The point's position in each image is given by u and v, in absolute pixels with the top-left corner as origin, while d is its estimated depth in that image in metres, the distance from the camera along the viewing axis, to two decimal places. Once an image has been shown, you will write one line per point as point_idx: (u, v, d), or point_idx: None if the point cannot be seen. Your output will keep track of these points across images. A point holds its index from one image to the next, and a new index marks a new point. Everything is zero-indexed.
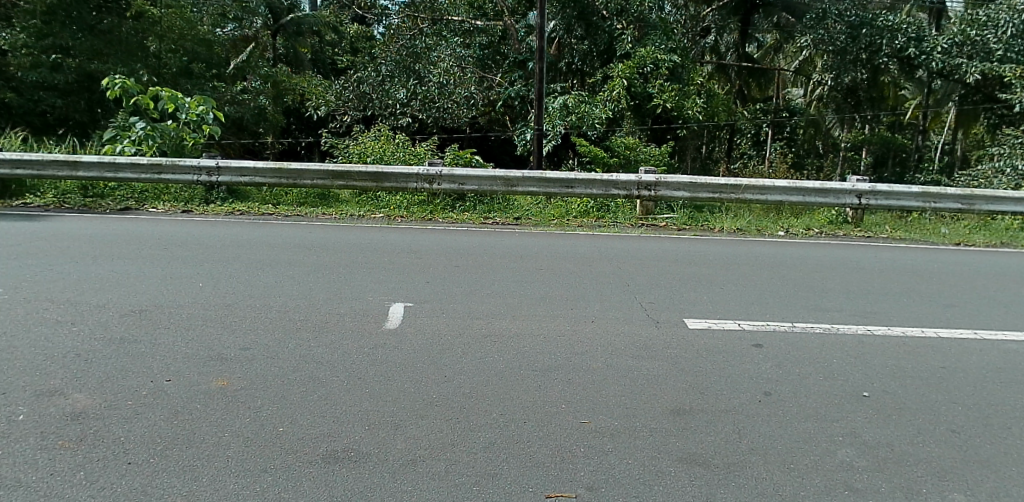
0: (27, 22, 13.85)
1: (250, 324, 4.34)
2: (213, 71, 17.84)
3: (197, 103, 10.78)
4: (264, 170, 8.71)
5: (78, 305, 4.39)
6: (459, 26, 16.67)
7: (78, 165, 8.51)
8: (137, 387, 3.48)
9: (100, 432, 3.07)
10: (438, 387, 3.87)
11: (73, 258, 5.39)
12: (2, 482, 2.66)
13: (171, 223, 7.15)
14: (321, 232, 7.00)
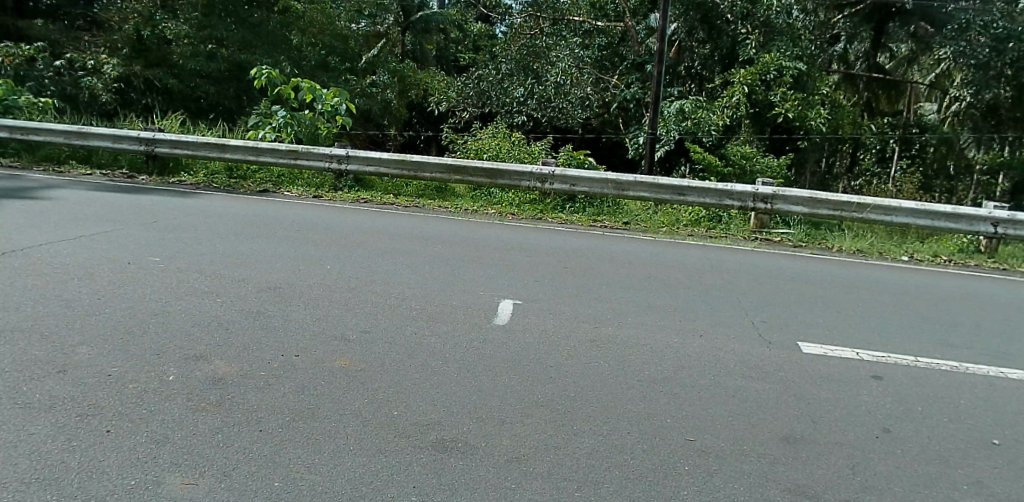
0: (190, 15, 15.56)
1: (370, 309, 4.48)
2: (346, 65, 18.92)
3: (332, 95, 11.39)
4: (388, 160, 9.02)
5: (225, 276, 4.73)
6: (580, 27, 17.05)
7: (225, 148, 9.24)
8: (269, 359, 3.68)
9: (237, 399, 3.30)
10: (546, 388, 3.84)
11: (222, 234, 5.81)
12: (154, 437, 2.93)
13: (297, 206, 7.60)
14: (434, 225, 7.18)
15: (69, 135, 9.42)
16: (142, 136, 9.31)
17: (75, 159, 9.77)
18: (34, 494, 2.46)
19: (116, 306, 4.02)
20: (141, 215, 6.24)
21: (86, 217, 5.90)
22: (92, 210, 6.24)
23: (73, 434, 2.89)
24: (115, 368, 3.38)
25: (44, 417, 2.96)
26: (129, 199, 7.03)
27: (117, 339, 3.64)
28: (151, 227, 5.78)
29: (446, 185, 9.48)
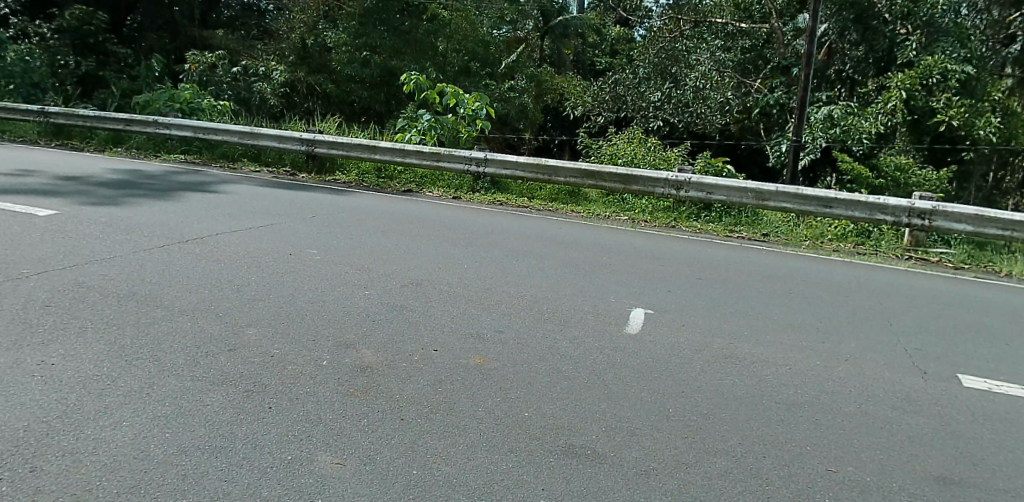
0: (348, 24, 18.08)
1: (506, 309, 4.55)
2: (486, 71, 20.62)
3: (474, 100, 11.82)
4: (523, 164, 9.17)
5: (373, 270, 5.00)
6: (722, 28, 16.38)
7: (376, 149, 9.77)
8: (411, 351, 3.85)
9: (381, 387, 3.48)
10: (679, 403, 3.68)
11: (368, 230, 6.17)
12: (308, 416, 3.16)
13: (437, 206, 7.95)
14: (570, 228, 7.25)
15: (242, 135, 10.49)
16: (303, 136, 10.09)
17: (246, 157, 10.81)
18: (208, 460, 2.75)
19: (281, 293, 4.37)
20: (300, 210, 6.77)
21: (253, 211, 6.45)
22: (262, 204, 6.85)
23: (239, 407, 3.18)
24: (275, 350, 3.66)
25: (216, 390, 3.28)
26: (291, 194, 7.66)
27: (278, 324, 3.94)
28: (308, 222, 6.25)
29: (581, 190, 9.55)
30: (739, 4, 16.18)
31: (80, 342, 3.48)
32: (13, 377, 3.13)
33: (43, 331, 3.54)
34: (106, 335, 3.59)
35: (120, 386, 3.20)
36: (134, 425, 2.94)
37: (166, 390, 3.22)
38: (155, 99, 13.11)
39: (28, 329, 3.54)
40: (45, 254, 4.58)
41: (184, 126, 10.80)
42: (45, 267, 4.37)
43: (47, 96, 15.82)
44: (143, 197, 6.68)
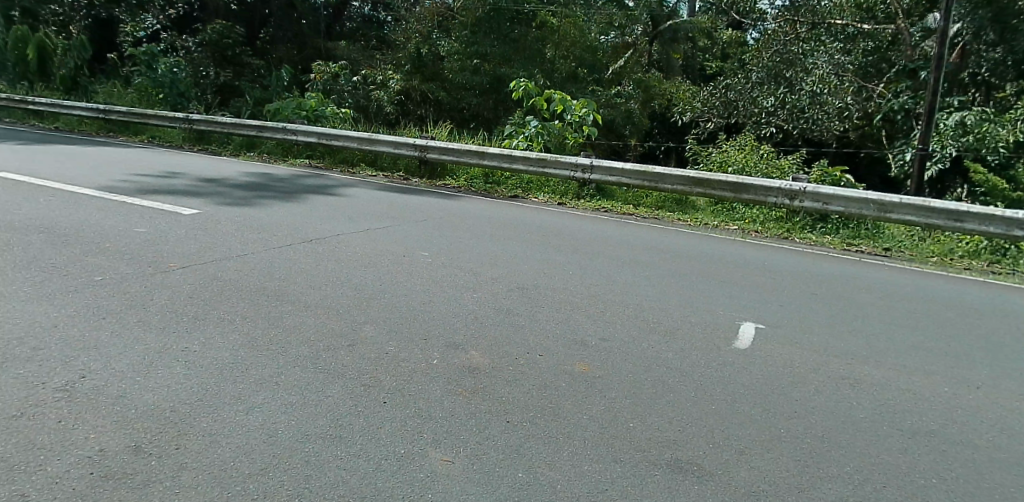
0: (461, 33, 19.48)
1: (614, 319, 4.51)
2: (593, 76, 21.41)
3: (581, 106, 11.99)
4: (631, 171, 9.13)
5: (482, 274, 5.10)
6: (842, 30, 15.77)
7: (484, 155, 9.99)
8: (517, 355, 3.90)
9: (488, 389, 3.55)
10: (789, 423, 3.49)
11: (478, 234, 6.32)
12: (417, 414, 3.26)
13: (544, 212, 8.07)
14: (676, 237, 7.15)
15: (361, 142, 10.97)
16: (417, 143, 10.49)
17: (363, 162, 11.31)
18: (330, 448, 2.92)
19: (393, 292, 4.56)
20: (413, 213, 7.05)
21: (368, 214, 6.76)
22: (378, 207, 7.20)
23: (353, 401, 3.33)
24: (389, 348, 3.81)
25: (336, 383, 3.46)
26: (400, 197, 8.00)
27: (393, 323, 4.10)
28: (419, 225, 6.49)
29: (689, 198, 9.34)
30: (862, 5, 15.64)
31: (218, 332, 3.78)
32: (164, 359, 3.45)
33: (188, 320, 3.87)
34: (241, 325, 3.88)
35: (252, 373, 3.44)
36: (263, 412, 3.16)
37: (292, 379, 3.43)
38: (284, 107, 13.90)
39: (176, 317, 3.89)
40: (189, 250, 5.02)
41: (309, 132, 11.46)
42: (190, 261, 4.79)
43: (188, 104, 17.39)
44: (272, 198, 7.18)
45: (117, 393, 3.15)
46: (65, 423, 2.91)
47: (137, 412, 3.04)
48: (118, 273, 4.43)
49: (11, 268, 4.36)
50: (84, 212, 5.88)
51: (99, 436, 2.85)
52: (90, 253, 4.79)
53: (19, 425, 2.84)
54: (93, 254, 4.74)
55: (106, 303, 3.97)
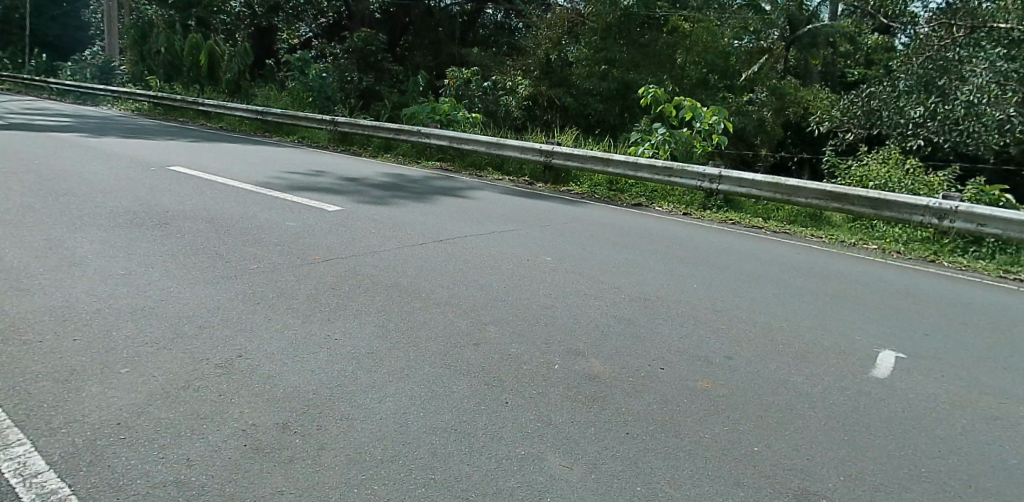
0: (590, 39, 19.60)
1: (744, 338, 4.36)
2: (724, 82, 21.45)
3: (711, 114, 11.75)
4: (762, 182, 8.76)
5: (607, 283, 5.08)
6: (1006, 35, 14.10)
7: (609, 162, 9.98)
8: (639, 367, 3.86)
9: (611, 399, 3.52)
10: (934, 459, 3.16)
11: (605, 242, 6.32)
12: (538, 417, 3.30)
13: (669, 221, 7.92)
14: (806, 253, 6.80)
15: (489, 146, 11.27)
16: (543, 148, 10.56)
17: (490, 165, 11.57)
18: (455, 443, 3.01)
19: (518, 296, 4.64)
20: (540, 217, 7.18)
21: (494, 216, 6.94)
22: (505, 210, 7.38)
23: (478, 399, 3.42)
24: (513, 350, 3.90)
25: (461, 380, 3.56)
26: (523, 201, 8.16)
27: (518, 326, 4.17)
28: (543, 229, 6.57)
29: (823, 213, 8.80)
30: None
31: (356, 323, 4.01)
32: (309, 345, 3.70)
33: (330, 310, 4.14)
34: (374, 317, 4.10)
35: (385, 365, 3.62)
36: (392, 402, 3.32)
37: (421, 374, 3.58)
38: (419, 111, 14.50)
39: (320, 306, 4.17)
40: (331, 244, 5.38)
41: (441, 136, 11.88)
42: (333, 254, 5.13)
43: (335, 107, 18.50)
44: (406, 198, 7.56)
45: (267, 372, 3.43)
46: (224, 396, 3.21)
47: (284, 392, 3.29)
48: (272, 262, 4.84)
49: (186, 254, 4.88)
50: (244, 205, 6.50)
51: (252, 411, 3.13)
52: (250, 242, 5.28)
53: (189, 396, 3.18)
54: (251, 244, 5.21)
55: (260, 289, 4.35)
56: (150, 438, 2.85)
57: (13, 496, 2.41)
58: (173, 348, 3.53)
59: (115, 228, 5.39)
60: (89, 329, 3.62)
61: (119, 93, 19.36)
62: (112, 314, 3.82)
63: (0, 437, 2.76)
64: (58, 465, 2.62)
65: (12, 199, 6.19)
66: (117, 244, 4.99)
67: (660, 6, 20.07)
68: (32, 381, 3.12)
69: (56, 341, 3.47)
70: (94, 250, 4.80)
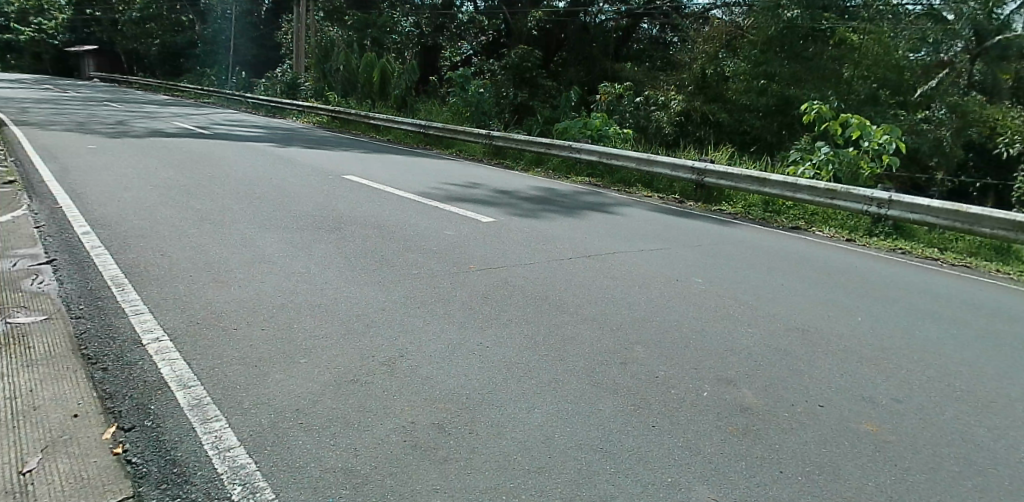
0: (750, 53, 19.95)
1: (918, 383, 3.94)
2: (897, 99, 19.84)
3: (883, 132, 10.58)
4: (938, 209, 7.79)
5: (765, 312, 4.83)
6: None
7: (766, 182, 9.51)
8: (793, 401, 3.64)
9: (762, 432, 3.31)
10: None
11: (766, 268, 6.00)
12: (686, 444, 3.17)
13: (827, 247, 7.41)
14: (994, 292, 6.03)
15: (639, 161, 11.18)
16: (696, 166, 10.31)
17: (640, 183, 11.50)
18: (598, 460, 2.97)
19: (667, 317, 4.55)
20: (693, 237, 7.01)
21: (645, 234, 6.88)
22: (657, 228, 7.28)
23: (624, 420, 3.35)
24: (662, 372, 3.83)
25: (608, 398, 3.54)
26: (673, 220, 8.02)
27: (669, 349, 4.09)
28: (697, 251, 6.39)
29: (1012, 245, 7.70)
30: None
31: (508, 333, 4.11)
32: (462, 350, 3.85)
33: (482, 318, 4.27)
34: (525, 328, 4.20)
35: (534, 377, 3.68)
36: (542, 413, 3.35)
37: (567, 389, 3.59)
38: (571, 126, 14.78)
39: (474, 314, 4.33)
40: (485, 254, 5.59)
41: (592, 151, 11.98)
42: (486, 264, 5.32)
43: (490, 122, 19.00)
44: (556, 212, 7.69)
45: (425, 373, 3.61)
46: (388, 393, 3.40)
47: (441, 394, 3.44)
48: (432, 268, 5.12)
49: (357, 257, 5.28)
50: (407, 213, 6.92)
51: (412, 409, 3.30)
52: (413, 248, 5.62)
53: (355, 389, 3.41)
54: (412, 250, 5.55)
55: (422, 293, 4.61)
56: (323, 424, 3.10)
57: (210, 468, 2.73)
58: (345, 344, 3.80)
59: (298, 230, 5.97)
60: (275, 320, 4.03)
61: (302, 107, 21.55)
62: (293, 308, 4.21)
63: (202, 412, 3.14)
64: (246, 442, 2.93)
65: (217, 200, 7.08)
66: (298, 245, 5.51)
67: (827, 18, 19.35)
68: (228, 363, 3.51)
69: (248, 328, 3.89)
70: (280, 250, 5.35)
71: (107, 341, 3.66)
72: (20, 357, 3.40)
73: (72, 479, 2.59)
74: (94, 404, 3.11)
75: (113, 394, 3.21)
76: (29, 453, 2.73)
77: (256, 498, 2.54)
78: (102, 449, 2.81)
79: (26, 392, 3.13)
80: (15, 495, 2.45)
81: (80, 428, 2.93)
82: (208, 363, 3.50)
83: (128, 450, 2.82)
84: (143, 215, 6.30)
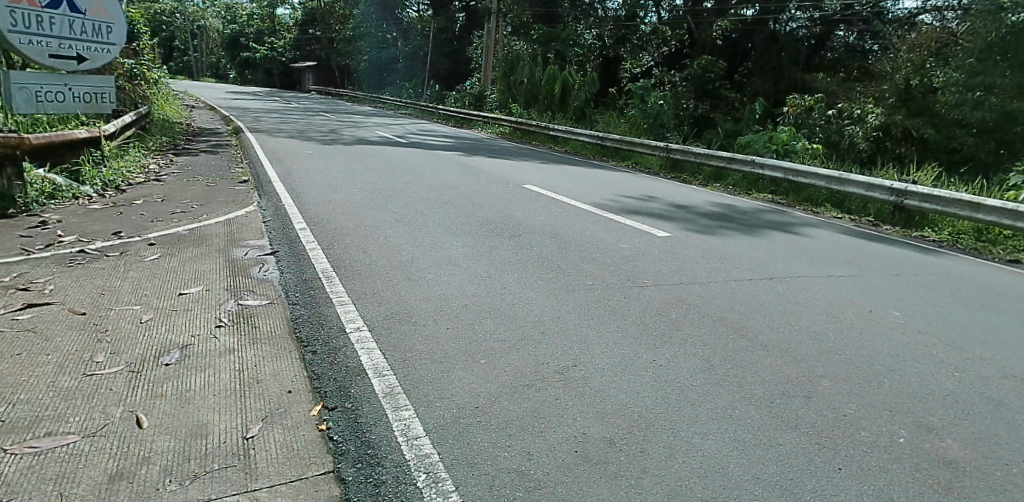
0: (966, 61, 17.29)
1: None
2: None
3: None
4: None
5: (980, 359, 4.20)
6: None
7: (979, 208, 8.23)
8: (1011, 462, 3.10)
9: (970, 491, 2.86)
10: None
11: (988, 311, 5.18)
12: (873, 490, 2.83)
13: None
14: None
15: (829, 180, 10.42)
16: (895, 186, 9.38)
17: (829, 202, 10.77)
18: (772, 496, 2.75)
19: (855, 352, 4.17)
20: (891, 266, 6.35)
21: (833, 259, 6.38)
22: (847, 254, 6.70)
23: (805, 457, 3.08)
24: (850, 411, 3.52)
25: (787, 434, 3.28)
26: (862, 244, 7.34)
27: (859, 387, 3.75)
28: (896, 282, 5.75)
29: None
30: None
31: (682, 352, 4.03)
32: (635, 366, 3.82)
33: (656, 335, 4.22)
34: (699, 349, 4.08)
35: (708, 401, 3.54)
36: (716, 442, 3.18)
37: (743, 418, 3.40)
38: (756, 140, 14.24)
39: (648, 330, 4.29)
40: (660, 269, 5.52)
41: (776, 167, 11.41)
42: (661, 279, 5.27)
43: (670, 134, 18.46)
44: (734, 230, 7.41)
45: (597, 386, 3.61)
46: (561, 403, 3.44)
47: (613, 409, 3.41)
48: (606, 280, 5.17)
49: (533, 265, 5.48)
50: (584, 224, 7.06)
51: (583, 421, 3.29)
52: (589, 260, 5.71)
53: (530, 394, 3.49)
54: (588, 261, 5.65)
55: (597, 306, 4.65)
56: (499, 425, 3.20)
57: (398, 453, 2.93)
58: (522, 350, 3.93)
59: (483, 237, 6.32)
60: (458, 320, 4.28)
61: (487, 118, 22.92)
62: (474, 310, 4.46)
63: (393, 400, 3.38)
64: (430, 433, 3.10)
65: (411, 204, 7.71)
66: (480, 250, 5.85)
67: None
68: (417, 357, 3.77)
69: (434, 326, 4.17)
70: (465, 254, 5.69)
71: (317, 326, 4.11)
72: (248, 336, 3.92)
73: (285, 448, 2.91)
74: (304, 382, 3.47)
75: (319, 374, 3.57)
76: (252, 421, 3.11)
77: (438, 487, 2.69)
78: (309, 425, 3.12)
79: (252, 366, 3.58)
80: (240, 457, 2.81)
81: (292, 403, 3.29)
82: (399, 355, 3.79)
83: (330, 428, 3.11)
84: (352, 215, 7.04)
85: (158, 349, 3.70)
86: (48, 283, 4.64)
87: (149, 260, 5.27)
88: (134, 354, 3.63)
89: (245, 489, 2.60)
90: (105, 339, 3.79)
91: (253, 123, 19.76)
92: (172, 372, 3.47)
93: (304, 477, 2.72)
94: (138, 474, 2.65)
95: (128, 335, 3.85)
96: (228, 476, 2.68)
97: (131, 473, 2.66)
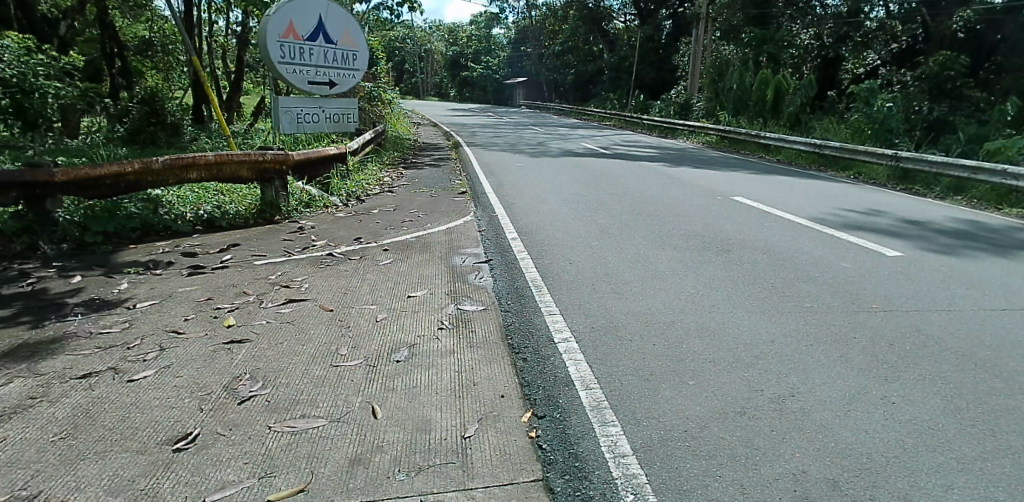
0: None
1: None
2: None
3: None
4: None
5: None
6: None
7: None
8: None
9: None
10: None
11: None
12: None
13: None
14: None
15: None
16: None
17: None
18: None
19: None
20: None
21: None
22: None
23: None
24: None
25: None
26: None
27: None
28: None
29: None
30: None
31: (919, 391, 3.62)
32: (862, 402, 3.51)
33: (887, 369, 3.85)
34: (941, 389, 3.63)
35: (953, 450, 3.08)
36: (968, 495, 2.72)
37: (998, 472, 2.89)
38: (1010, 146, 12.29)
39: (876, 362, 3.93)
40: (893, 294, 5.04)
41: None
42: (893, 305, 4.81)
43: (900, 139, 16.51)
44: (982, 252, 6.48)
45: (818, 421, 3.33)
46: (776, 434, 3.22)
47: (835, 447, 3.11)
48: (826, 303, 4.84)
49: (744, 282, 5.30)
50: (800, 240, 6.65)
51: (803, 457, 3.02)
52: (808, 279, 5.37)
53: (743, 422, 3.31)
54: (807, 281, 5.33)
55: (818, 331, 4.36)
56: (707, 453, 3.06)
57: (606, 470, 2.94)
58: (733, 374, 3.79)
59: (691, 251, 6.20)
60: (665, 338, 4.24)
61: (695, 127, 22.63)
62: (683, 328, 4.40)
63: (600, 415, 3.41)
64: (638, 453, 3.06)
65: (616, 216, 7.80)
66: (688, 264, 5.76)
67: None
68: (623, 373, 3.80)
69: (641, 342, 4.19)
70: (672, 269, 5.63)
71: (528, 336, 4.29)
72: (466, 340, 4.20)
73: (500, 453, 3.03)
74: (516, 389, 3.62)
75: (529, 382, 3.71)
76: (468, 421, 3.30)
77: None
78: (521, 430, 3.24)
79: (469, 369, 3.82)
80: (458, 455, 2.98)
81: (505, 408, 3.44)
82: (607, 370, 3.83)
83: (540, 436, 3.20)
84: (559, 226, 7.25)
85: (391, 346, 4.09)
86: (304, 282, 5.35)
87: (383, 263, 5.87)
88: (370, 350, 4.04)
89: (463, 486, 2.74)
90: (349, 334, 4.29)
91: (472, 138, 21.23)
92: (402, 369, 3.82)
93: (516, 482, 2.81)
94: (372, 460, 2.93)
95: (368, 332, 4.31)
96: (449, 472, 2.84)
97: (367, 459, 2.94)
